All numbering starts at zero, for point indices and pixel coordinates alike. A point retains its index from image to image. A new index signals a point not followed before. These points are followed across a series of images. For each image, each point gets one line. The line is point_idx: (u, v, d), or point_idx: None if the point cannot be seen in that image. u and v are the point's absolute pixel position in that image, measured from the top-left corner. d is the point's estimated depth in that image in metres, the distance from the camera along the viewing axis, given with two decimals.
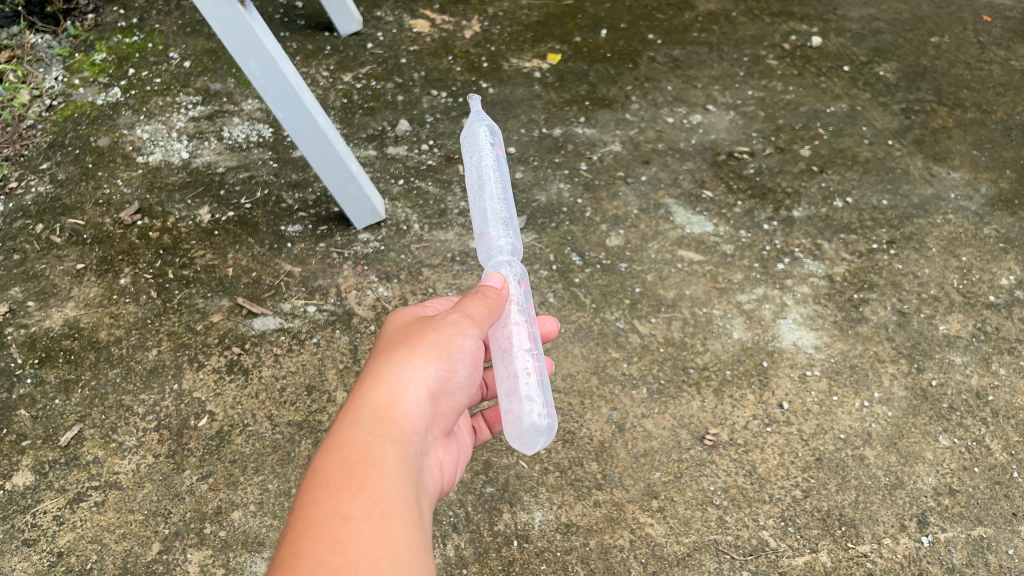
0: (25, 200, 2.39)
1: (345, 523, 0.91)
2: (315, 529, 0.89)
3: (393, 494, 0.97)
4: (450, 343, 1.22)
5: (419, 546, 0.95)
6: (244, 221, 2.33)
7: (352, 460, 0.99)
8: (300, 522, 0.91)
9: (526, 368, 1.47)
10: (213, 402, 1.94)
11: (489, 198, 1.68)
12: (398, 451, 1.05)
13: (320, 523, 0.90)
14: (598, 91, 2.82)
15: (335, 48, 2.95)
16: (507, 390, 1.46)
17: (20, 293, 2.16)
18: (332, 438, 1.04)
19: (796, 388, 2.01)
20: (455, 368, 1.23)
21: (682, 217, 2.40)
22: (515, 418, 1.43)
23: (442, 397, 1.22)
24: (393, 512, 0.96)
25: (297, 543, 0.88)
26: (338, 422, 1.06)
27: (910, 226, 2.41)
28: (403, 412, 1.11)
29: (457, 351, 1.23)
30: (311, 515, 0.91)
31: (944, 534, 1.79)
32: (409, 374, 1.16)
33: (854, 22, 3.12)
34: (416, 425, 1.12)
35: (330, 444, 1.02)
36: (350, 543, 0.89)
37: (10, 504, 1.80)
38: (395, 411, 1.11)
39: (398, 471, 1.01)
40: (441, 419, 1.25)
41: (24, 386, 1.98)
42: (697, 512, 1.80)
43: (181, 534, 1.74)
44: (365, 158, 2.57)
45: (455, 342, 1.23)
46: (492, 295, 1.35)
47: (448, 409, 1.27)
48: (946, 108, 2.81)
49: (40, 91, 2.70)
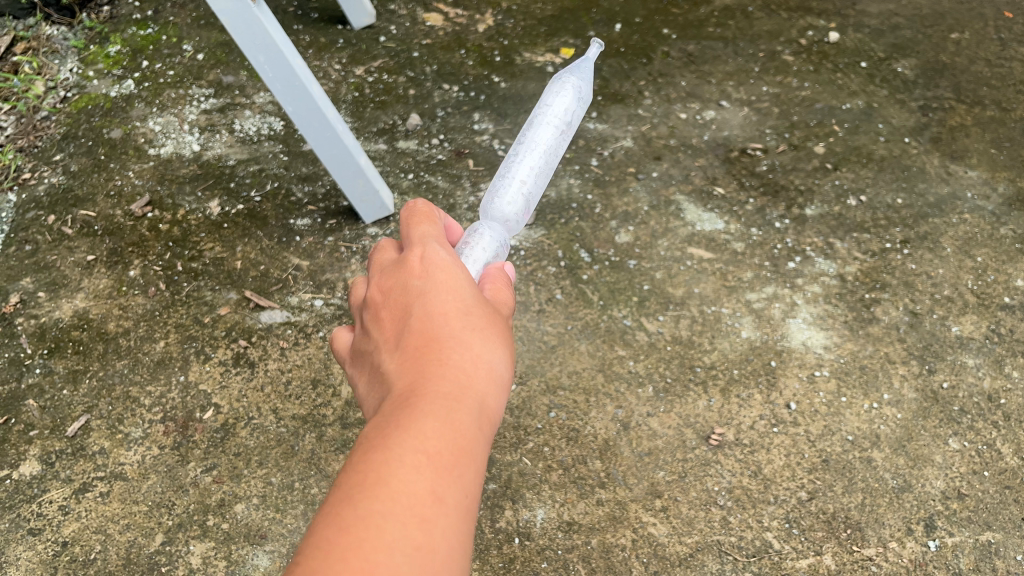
0: (38, 191, 2.40)
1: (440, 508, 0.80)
2: (406, 509, 0.78)
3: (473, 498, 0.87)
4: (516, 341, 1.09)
5: None
6: (254, 214, 2.33)
7: (454, 438, 0.86)
8: (391, 483, 0.79)
9: None
10: (218, 395, 1.95)
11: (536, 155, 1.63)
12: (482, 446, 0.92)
13: (415, 506, 0.78)
14: (611, 86, 2.80)
15: (348, 41, 2.94)
16: None
17: (31, 283, 2.18)
18: (429, 403, 0.89)
19: (804, 389, 2.00)
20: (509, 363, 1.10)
21: (693, 214, 2.38)
22: None
23: None
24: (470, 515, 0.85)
25: (390, 520, 0.76)
26: (435, 387, 0.91)
27: (925, 225, 2.38)
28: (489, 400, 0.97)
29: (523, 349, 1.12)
30: (407, 482, 0.80)
31: (952, 538, 1.78)
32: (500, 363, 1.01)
33: (873, 18, 3.07)
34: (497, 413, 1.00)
35: (431, 411, 0.87)
36: (438, 542, 0.78)
37: (17, 493, 1.81)
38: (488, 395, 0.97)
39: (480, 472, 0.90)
40: None
41: (33, 376, 2.00)
42: (700, 512, 1.79)
43: (184, 526, 1.75)
44: (376, 152, 2.57)
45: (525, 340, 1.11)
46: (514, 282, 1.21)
47: None
48: (965, 106, 2.77)
49: (54, 82, 2.72)
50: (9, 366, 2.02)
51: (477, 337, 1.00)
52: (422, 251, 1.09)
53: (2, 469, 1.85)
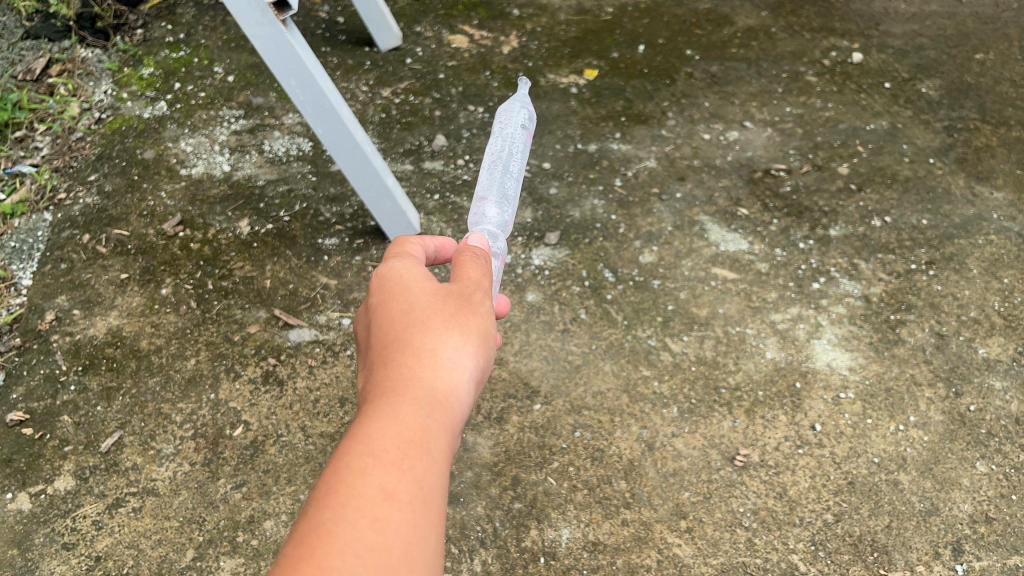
0: (73, 210, 2.46)
1: (389, 505, 0.84)
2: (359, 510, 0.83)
3: (440, 489, 0.90)
4: (489, 331, 1.14)
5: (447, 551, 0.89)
6: (283, 234, 2.37)
7: (405, 437, 0.92)
8: (343, 489, 0.84)
9: None
10: (248, 412, 1.97)
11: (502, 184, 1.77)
12: (450, 441, 0.96)
13: (366, 505, 0.83)
14: (634, 107, 2.82)
15: (375, 63, 2.99)
16: None
17: (67, 301, 2.22)
18: (385, 410, 0.95)
19: (829, 410, 1.99)
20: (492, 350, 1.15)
21: (717, 234, 2.40)
22: None
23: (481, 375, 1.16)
24: (439, 507, 0.89)
25: (340, 520, 0.81)
26: (389, 394, 0.98)
27: (950, 247, 2.38)
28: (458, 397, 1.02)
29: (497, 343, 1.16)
30: (356, 488, 0.84)
31: (979, 562, 1.76)
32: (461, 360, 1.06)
33: (896, 38, 3.08)
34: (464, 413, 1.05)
35: (386, 417, 0.93)
36: (390, 530, 0.82)
37: (51, 508, 1.85)
38: (452, 394, 1.02)
39: (446, 462, 0.93)
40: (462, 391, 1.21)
41: (68, 392, 2.04)
42: (725, 534, 1.79)
43: (215, 542, 1.78)
44: (402, 173, 2.61)
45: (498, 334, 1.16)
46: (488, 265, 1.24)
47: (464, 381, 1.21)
48: (990, 126, 2.76)
49: (89, 104, 2.79)
50: (45, 383, 2.06)
51: (438, 338, 1.06)
52: (385, 273, 1.18)
53: (37, 484, 1.89)
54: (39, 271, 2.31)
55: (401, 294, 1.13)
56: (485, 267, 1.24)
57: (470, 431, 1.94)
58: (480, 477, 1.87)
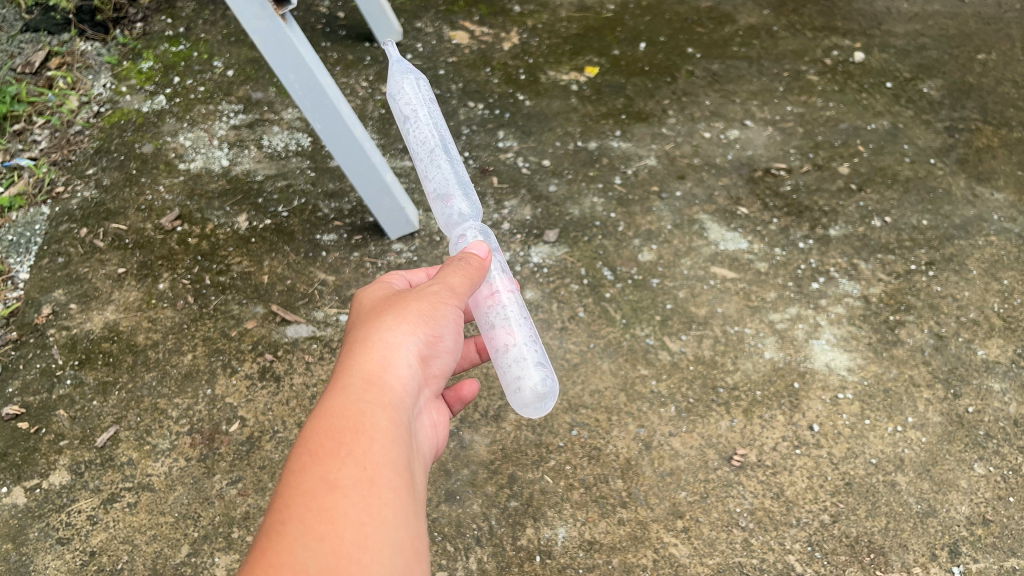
0: (71, 204, 2.45)
1: (333, 491, 0.89)
2: (303, 496, 0.89)
3: (384, 460, 0.96)
4: (434, 309, 1.21)
5: (407, 514, 0.94)
6: (281, 229, 2.36)
7: (339, 426, 0.98)
8: (290, 489, 0.91)
9: (527, 337, 1.55)
10: (244, 408, 1.97)
11: (444, 161, 1.71)
12: (389, 415, 1.03)
13: (308, 490, 0.89)
14: (635, 105, 2.81)
15: (375, 58, 2.98)
16: (512, 357, 1.51)
17: (63, 295, 2.22)
18: (324, 405, 1.03)
19: (827, 411, 1.99)
20: (441, 331, 1.23)
21: (716, 233, 2.39)
22: (527, 383, 1.49)
23: (434, 359, 1.24)
24: (385, 476, 0.94)
25: (287, 510, 0.87)
26: (327, 391, 1.06)
27: (950, 247, 2.37)
28: (393, 377, 1.10)
29: (442, 318, 1.23)
30: (301, 483, 0.91)
31: (976, 564, 1.76)
32: (398, 340, 1.15)
33: (899, 38, 3.07)
34: (409, 386, 1.13)
35: (321, 410, 1.01)
36: (335, 509, 0.88)
37: (46, 502, 1.84)
38: (386, 375, 1.10)
39: (388, 435, 1.00)
40: (435, 380, 1.27)
41: (64, 387, 2.03)
42: (721, 534, 1.79)
43: (210, 538, 1.77)
44: (401, 169, 2.60)
45: (440, 308, 1.23)
46: (474, 264, 1.33)
47: (440, 373, 1.28)
48: (991, 127, 2.76)
49: (88, 97, 2.78)
50: (41, 377, 2.05)
51: (375, 335, 1.15)
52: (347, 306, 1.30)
53: (32, 478, 1.88)
54: (36, 264, 2.30)
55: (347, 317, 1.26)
56: (451, 265, 1.32)
57: (467, 429, 1.94)
58: (477, 475, 1.87)
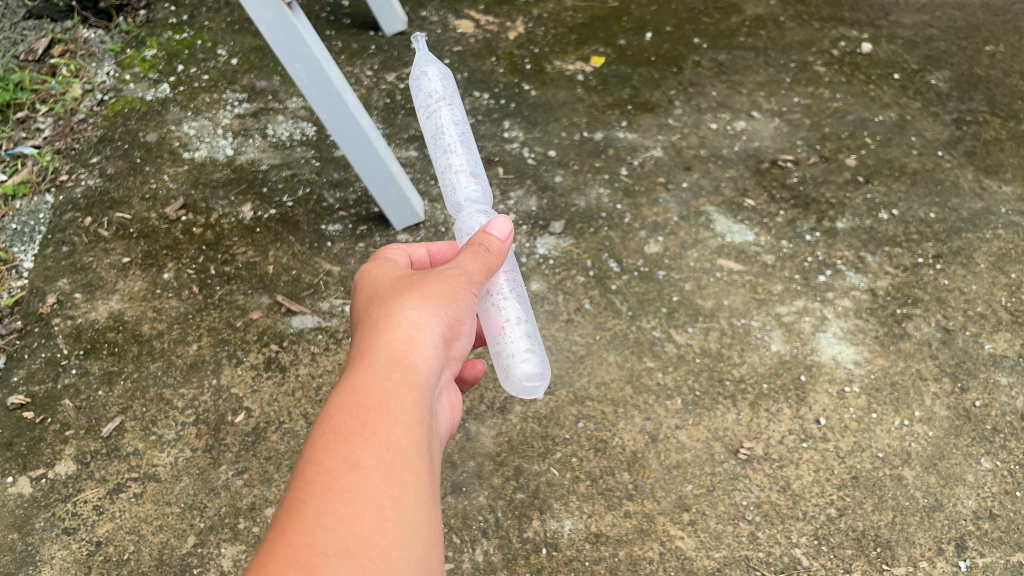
0: (75, 192, 2.44)
1: (354, 472, 0.89)
2: (325, 475, 0.88)
3: (407, 442, 0.96)
4: (456, 292, 1.20)
5: (428, 499, 0.94)
6: (286, 219, 2.36)
7: (362, 406, 0.97)
8: (311, 467, 0.90)
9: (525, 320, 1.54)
10: (250, 398, 1.96)
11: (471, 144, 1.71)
12: (413, 396, 1.03)
13: (330, 470, 0.89)
14: (641, 96, 2.80)
15: (380, 47, 2.96)
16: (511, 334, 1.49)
17: (68, 284, 2.21)
18: (347, 384, 1.02)
19: (834, 404, 1.98)
20: (462, 314, 1.21)
21: (723, 225, 2.39)
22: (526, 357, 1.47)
23: (455, 341, 1.23)
24: (407, 459, 0.94)
25: (307, 488, 0.87)
26: (351, 369, 1.05)
27: (958, 241, 2.36)
28: (417, 358, 1.09)
29: (464, 301, 1.21)
30: (322, 461, 0.90)
31: (983, 559, 1.76)
32: (421, 320, 1.14)
33: (906, 29, 3.05)
34: (431, 368, 1.12)
35: (345, 389, 1.00)
36: (357, 490, 0.87)
37: (52, 492, 1.84)
38: (410, 355, 1.09)
39: (412, 417, 0.99)
40: (453, 362, 1.26)
41: (69, 376, 2.03)
42: (728, 527, 1.78)
43: (216, 528, 1.77)
44: (406, 159, 2.59)
45: (462, 292, 1.22)
46: (495, 248, 1.30)
47: (459, 355, 1.26)
48: (999, 119, 2.74)
49: (92, 85, 2.76)
50: (46, 366, 2.05)
51: (397, 313, 1.14)
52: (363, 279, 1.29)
53: (37, 468, 1.88)
54: (40, 253, 2.29)
55: (366, 293, 1.25)
56: (473, 245, 1.29)
57: (473, 420, 1.93)
58: (483, 467, 1.86)
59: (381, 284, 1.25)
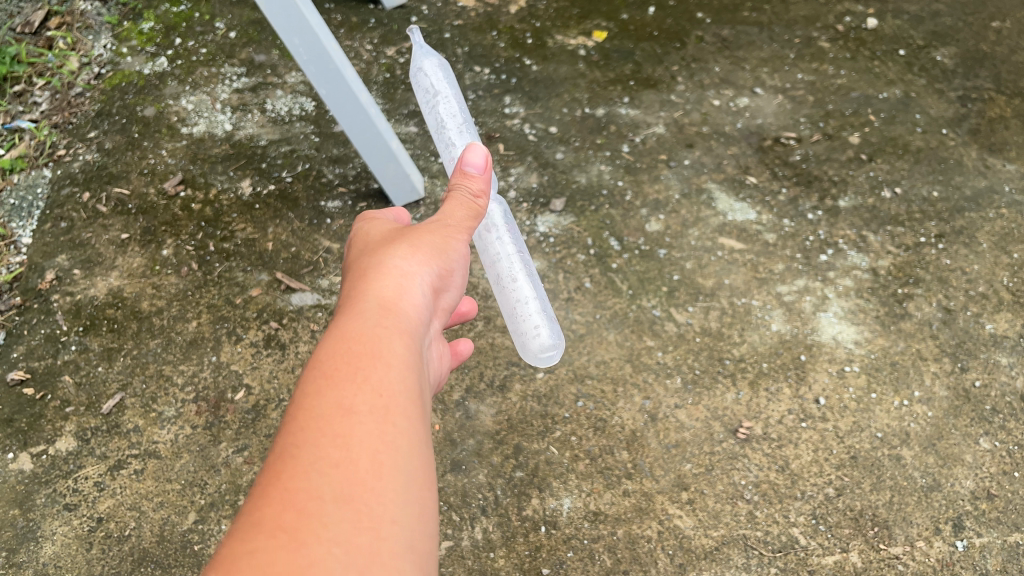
0: (73, 167, 2.43)
1: (347, 417, 0.89)
2: (318, 420, 0.88)
3: (399, 387, 0.95)
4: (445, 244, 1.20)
5: (423, 442, 0.93)
6: (285, 195, 2.34)
7: (354, 350, 0.97)
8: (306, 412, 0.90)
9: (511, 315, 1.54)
10: (250, 375, 1.96)
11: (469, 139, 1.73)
12: (405, 341, 1.02)
13: (324, 415, 0.89)
14: (643, 71, 2.77)
15: (379, 21, 2.93)
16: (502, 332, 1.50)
17: (67, 261, 2.20)
18: (340, 328, 1.02)
19: (833, 384, 1.98)
20: (450, 265, 1.21)
21: (724, 203, 2.38)
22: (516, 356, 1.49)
23: (447, 291, 1.22)
24: (401, 403, 0.93)
25: (300, 433, 0.87)
26: (342, 313, 1.04)
27: (961, 220, 2.35)
28: (408, 305, 1.09)
29: (452, 253, 1.22)
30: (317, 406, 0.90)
31: (980, 538, 1.77)
32: (411, 269, 1.14)
33: (913, 4, 3.01)
34: (423, 314, 1.12)
35: (338, 333, 1.00)
36: (352, 434, 0.87)
37: (54, 468, 1.84)
38: (402, 301, 1.09)
39: (405, 362, 0.99)
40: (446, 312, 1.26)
41: (69, 353, 2.02)
42: (726, 506, 1.79)
43: (217, 505, 1.77)
44: (406, 135, 2.57)
45: (450, 243, 1.22)
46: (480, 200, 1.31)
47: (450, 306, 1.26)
48: (1005, 97, 2.71)
49: (89, 58, 2.73)
50: (46, 343, 2.04)
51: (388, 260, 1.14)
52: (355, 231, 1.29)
53: (38, 444, 1.88)
54: (39, 229, 2.28)
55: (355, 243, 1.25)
56: (464, 193, 1.29)
57: (472, 399, 1.93)
58: (483, 446, 1.87)
59: (372, 236, 1.24)
